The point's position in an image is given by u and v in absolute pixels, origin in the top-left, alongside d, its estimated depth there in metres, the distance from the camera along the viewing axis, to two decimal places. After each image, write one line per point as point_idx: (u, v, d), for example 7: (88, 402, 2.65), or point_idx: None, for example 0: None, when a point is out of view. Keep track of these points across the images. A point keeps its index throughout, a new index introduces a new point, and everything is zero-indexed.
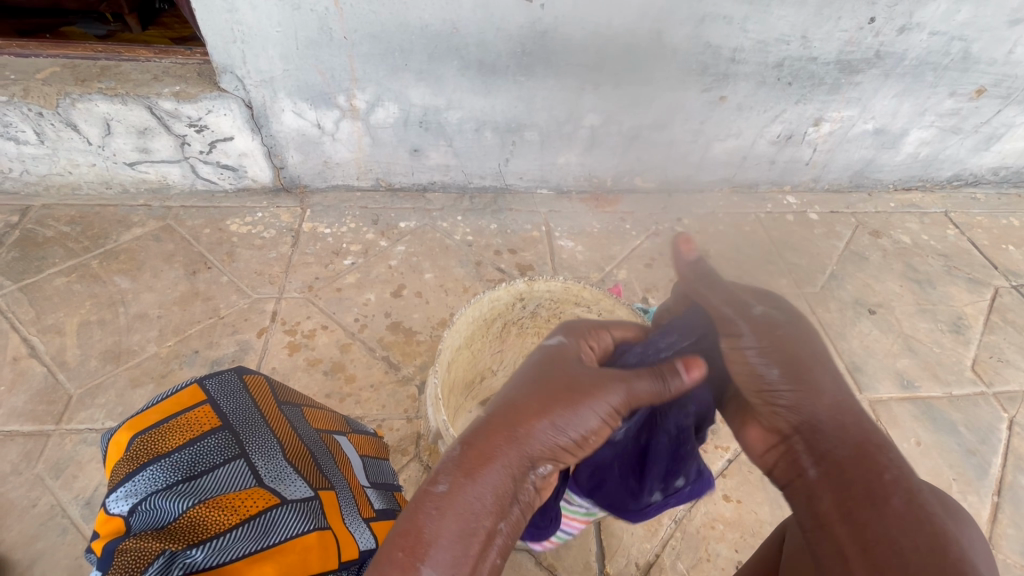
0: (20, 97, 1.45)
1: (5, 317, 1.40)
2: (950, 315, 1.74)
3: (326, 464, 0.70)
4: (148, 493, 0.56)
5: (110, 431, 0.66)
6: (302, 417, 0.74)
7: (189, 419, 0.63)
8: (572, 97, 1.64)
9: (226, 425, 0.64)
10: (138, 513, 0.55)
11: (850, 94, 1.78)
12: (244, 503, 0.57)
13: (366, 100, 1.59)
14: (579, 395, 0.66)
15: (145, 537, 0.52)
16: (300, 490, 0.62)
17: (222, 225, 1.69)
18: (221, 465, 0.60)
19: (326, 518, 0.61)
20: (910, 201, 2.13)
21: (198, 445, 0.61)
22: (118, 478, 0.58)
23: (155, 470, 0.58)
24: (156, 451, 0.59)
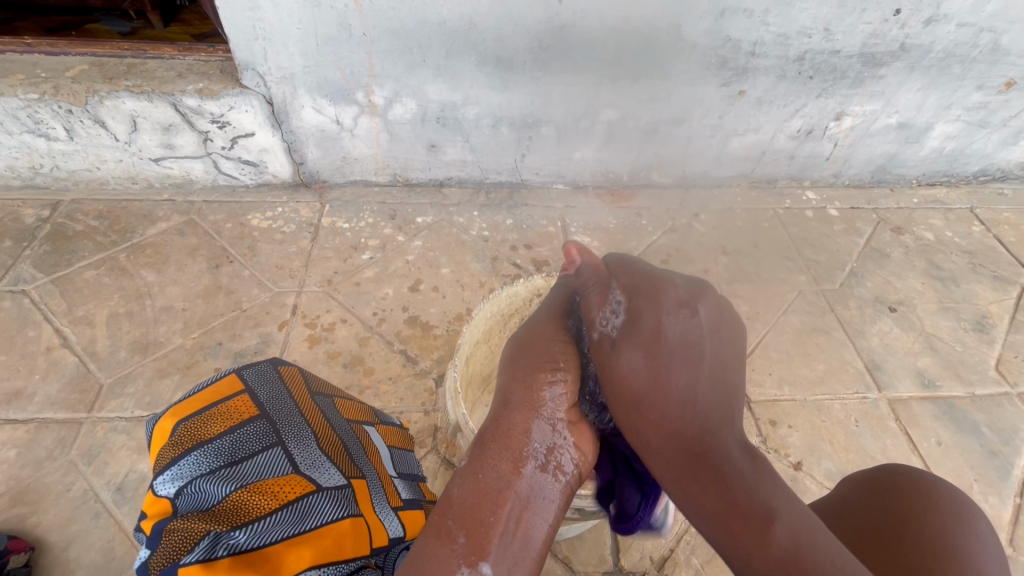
0: (51, 94, 1.50)
1: (38, 308, 1.45)
2: (973, 313, 1.71)
3: (358, 455, 0.71)
4: (193, 477, 0.58)
5: (153, 417, 0.68)
6: (333, 407, 0.75)
7: (230, 408, 0.65)
8: (589, 92, 1.63)
9: (263, 413, 0.66)
10: (183, 495, 0.57)
11: (873, 88, 1.75)
12: (282, 490, 0.59)
13: (384, 96, 1.61)
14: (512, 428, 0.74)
15: (191, 519, 0.54)
16: (333, 478, 0.64)
17: (244, 220, 1.72)
18: (260, 452, 0.62)
19: (359, 506, 0.63)
20: (934, 196, 2.09)
21: (238, 432, 0.63)
22: (163, 462, 0.61)
23: (199, 456, 0.60)
24: (200, 436, 0.62)
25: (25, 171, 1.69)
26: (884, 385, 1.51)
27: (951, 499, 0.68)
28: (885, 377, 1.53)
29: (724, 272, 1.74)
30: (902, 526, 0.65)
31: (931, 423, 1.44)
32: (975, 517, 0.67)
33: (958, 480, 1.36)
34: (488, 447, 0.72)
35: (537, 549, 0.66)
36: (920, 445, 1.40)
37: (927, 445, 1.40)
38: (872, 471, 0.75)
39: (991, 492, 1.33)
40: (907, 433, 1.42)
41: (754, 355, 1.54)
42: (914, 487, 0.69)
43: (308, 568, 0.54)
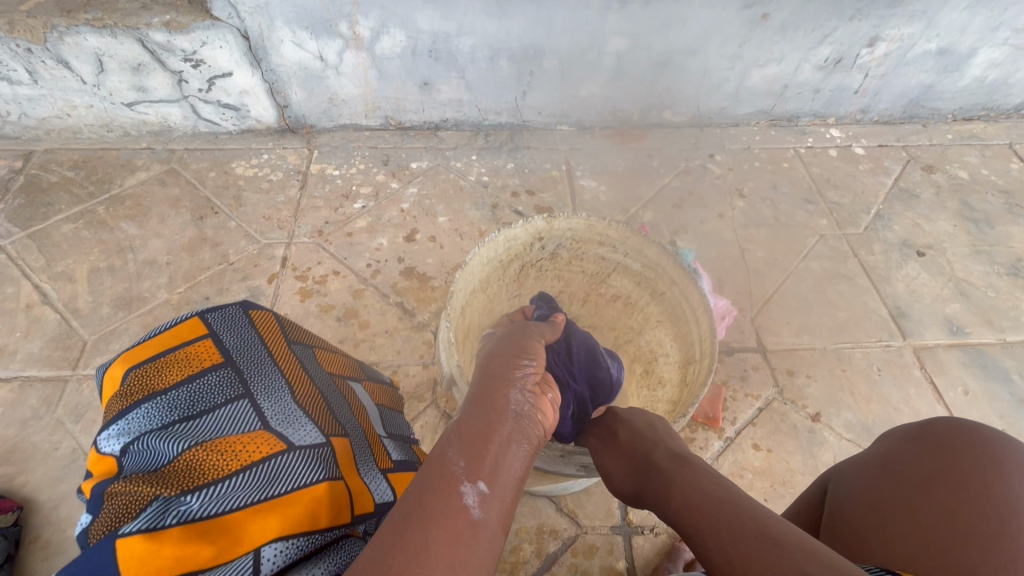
0: (5, 31, 1.37)
1: (15, 264, 1.38)
2: (1008, 257, 1.60)
3: (340, 410, 0.64)
4: (142, 433, 0.51)
5: (106, 365, 0.61)
6: (313, 359, 0.68)
7: (190, 356, 0.58)
8: (596, 18, 1.47)
9: (229, 363, 0.59)
10: (130, 454, 0.50)
11: (914, 7, 1.57)
12: (246, 447, 0.51)
13: (370, 27, 1.46)
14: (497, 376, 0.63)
15: (135, 481, 0.47)
16: (309, 436, 0.56)
17: (228, 168, 1.62)
18: (223, 406, 0.54)
19: (338, 467, 0.56)
20: (970, 132, 1.93)
21: (197, 384, 0.55)
22: (112, 415, 0.54)
23: (151, 409, 0.53)
24: (153, 387, 0.54)
25: None
26: (909, 332, 1.43)
27: (1023, 460, 0.60)
28: (911, 324, 1.44)
29: (741, 217, 1.63)
30: (967, 487, 0.57)
31: (958, 370, 1.37)
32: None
33: None
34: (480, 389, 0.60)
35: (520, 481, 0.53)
36: (946, 394, 1.33)
37: (954, 394, 1.33)
38: (931, 421, 0.67)
39: None
40: (933, 382, 1.35)
41: (771, 303, 1.45)
42: (979, 443, 0.61)
43: (273, 540, 0.47)
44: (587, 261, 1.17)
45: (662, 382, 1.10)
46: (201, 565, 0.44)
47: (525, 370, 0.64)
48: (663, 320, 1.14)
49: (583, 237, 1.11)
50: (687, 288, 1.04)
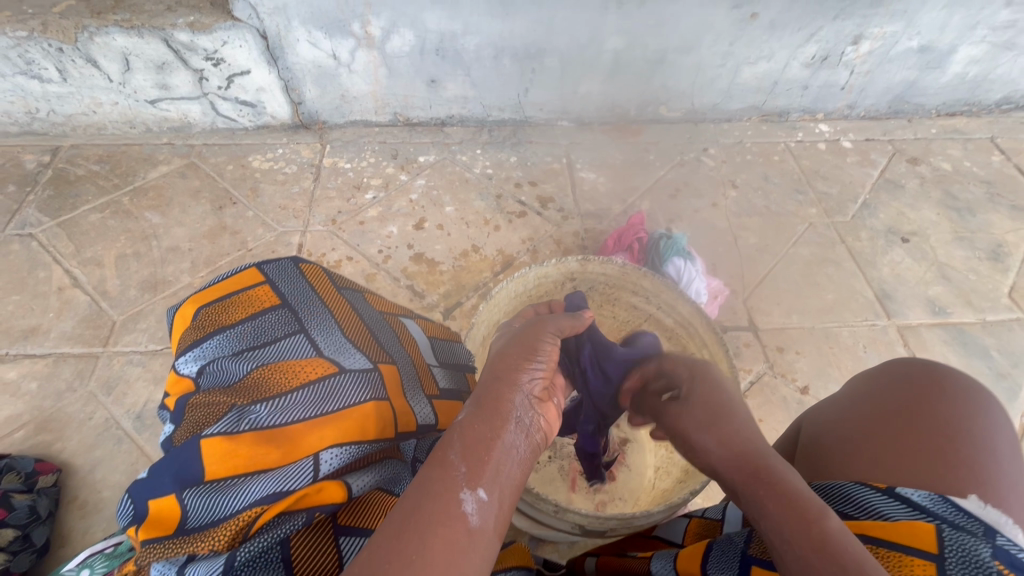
0: (39, 32, 1.46)
1: (46, 250, 1.46)
2: (988, 242, 1.68)
3: (389, 343, 0.73)
4: (215, 358, 0.63)
5: (178, 305, 0.74)
6: (361, 300, 0.77)
7: (254, 300, 0.69)
8: (594, 17, 1.56)
9: (287, 304, 0.69)
10: (206, 375, 0.62)
11: (895, 7, 1.66)
12: (304, 369, 0.61)
13: (381, 27, 1.55)
14: (506, 376, 0.60)
15: (213, 396, 0.58)
16: (358, 363, 0.65)
17: (245, 162, 1.70)
18: (281, 337, 0.65)
19: (385, 389, 0.64)
20: (953, 126, 2.01)
21: (258, 320, 0.66)
22: (187, 345, 0.66)
23: (222, 340, 0.64)
24: (221, 322, 0.66)
25: (22, 116, 1.67)
26: (894, 312, 1.50)
27: (965, 385, 0.68)
28: (895, 305, 1.52)
29: (734, 206, 1.71)
30: (920, 411, 0.65)
31: (940, 347, 1.44)
32: (993, 405, 0.67)
33: None
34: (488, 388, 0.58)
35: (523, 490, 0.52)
36: None
37: None
38: (894, 360, 0.75)
39: None
40: (916, 358, 1.42)
41: (762, 285, 1.53)
42: (934, 375, 0.69)
43: (330, 446, 0.55)
44: (618, 306, 1.13)
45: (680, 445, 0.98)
46: (269, 463, 0.52)
47: (536, 371, 0.62)
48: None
49: (614, 282, 1.08)
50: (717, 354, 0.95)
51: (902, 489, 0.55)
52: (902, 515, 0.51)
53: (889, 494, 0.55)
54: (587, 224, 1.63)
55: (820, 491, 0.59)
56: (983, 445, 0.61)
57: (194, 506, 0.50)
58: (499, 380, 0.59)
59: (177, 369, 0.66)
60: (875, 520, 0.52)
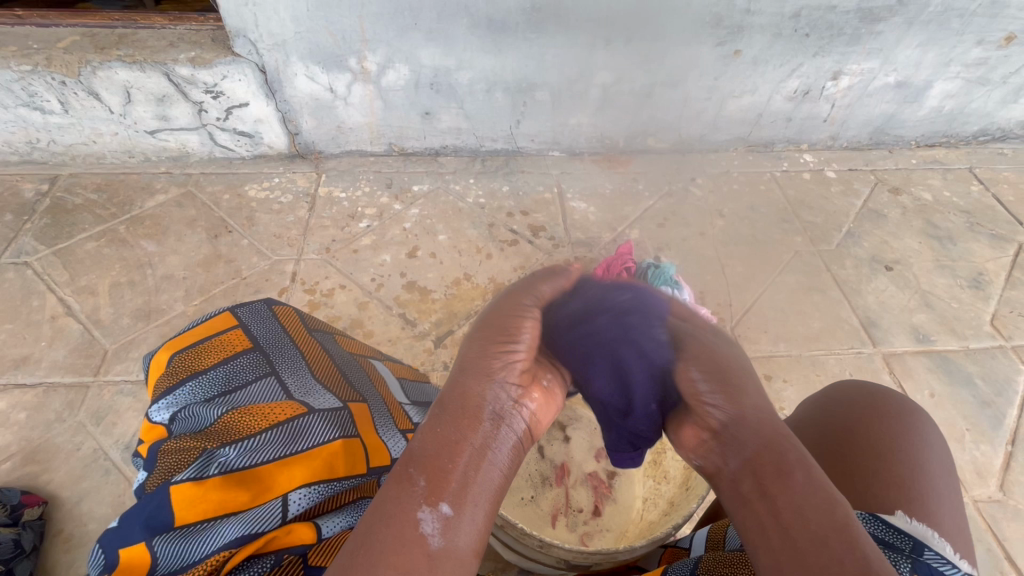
0: (43, 66, 1.50)
1: (41, 279, 1.47)
2: (970, 270, 1.72)
3: (360, 382, 0.76)
4: (187, 404, 0.66)
5: (151, 353, 0.76)
6: (333, 341, 0.81)
7: (227, 345, 0.72)
8: (583, 54, 1.62)
9: (259, 349, 0.73)
10: (178, 420, 0.64)
11: (871, 45, 1.73)
12: (275, 412, 0.65)
13: (377, 62, 1.60)
14: (478, 367, 0.58)
15: (185, 440, 0.61)
16: (328, 403, 0.69)
17: (241, 191, 1.73)
18: (253, 382, 0.69)
19: (354, 426, 0.68)
20: (933, 157, 2.08)
21: (230, 365, 0.70)
22: (159, 391, 0.68)
23: (195, 385, 0.67)
24: (194, 367, 0.69)
25: (23, 146, 1.70)
26: (879, 340, 1.53)
27: (898, 407, 0.77)
28: (880, 333, 1.54)
29: (721, 235, 1.75)
30: (856, 436, 0.74)
31: (925, 375, 1.46)
32: (922, 425, 0.76)
33: (950, 430, 1.39)
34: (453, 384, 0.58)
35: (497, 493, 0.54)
36: (914, 397, 1.42)
37: (921, 397, 1.42)
38: (836, 386, 0.84)
39: (982, 441, 1.36)
40: (902, 385, 1.44)
41: (750, 314, 1.56)
42: (871, 400, 0.78)
43: (298, 487, 0.59)
44: None
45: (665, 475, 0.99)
46: (240, 506, 0.56)
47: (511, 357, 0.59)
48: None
49: None
50: None
51: None
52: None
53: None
54: (577, 252, 1.66)
55: None
56: (912, 463, 0.70)
57: (163, 553, 0.52)
58: (467, 374, 0.57)
59: (149, 416, 0.67)
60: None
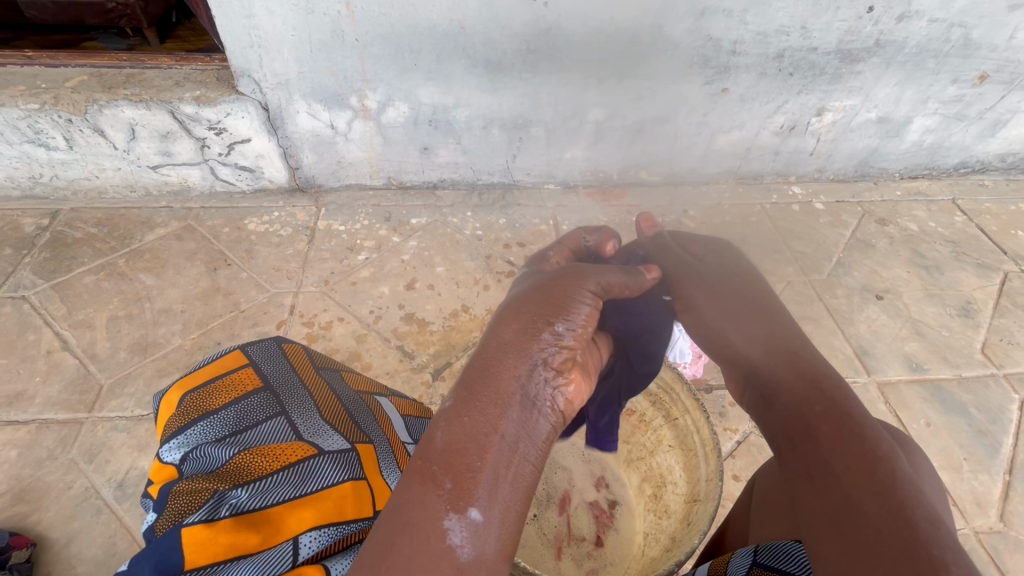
0: (51, 104, 1.54)
1: (38, 313, 1.47)
2: (958, 299, 1.75)
3: (365, 421, 0.77)
4: (198, 444, 0.66)
5: (160, 392, 0.77)
6: (340, 379, 0.83)
7: (238, 384, 0.73)
8: (576, 92, 1.67)
9: (269, 387, 0.74)
10: (188, 461, 0.64)
11: (852, 83, 1.81)
12: (285, 453, 0.65)
13: (377, 100, 1.65)
14: (507, 359, 0.58)
15: (197, 481, 0.61)
16: (337, 443, 0.69)
17: (241, 225, 1.75)
18: (264, 421, 0.69)
19: (361, 468, 0.69)
20: (916, 189, 2.14)
21: (242, 404, 0.70)
22: (169, 431, 0.68)
23: (205, 425, 0.67)
24: (205, 407, 0.69)
25: (25, 181, 1.72)
26: (873, 369, 1.54)
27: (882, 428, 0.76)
28: (874, 362, 1.56)
29: None
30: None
31: (920, 404, 1.47)
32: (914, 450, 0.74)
33: (948, 460, 1.39)
34: (473, 387, 0.55)
35: (529, 491, 0.53)
36: (910, 426, 1.43)
37: (917, 426, 1.43)
38: None
39: (980, 470, 1.36)
40: (898, 415, 1.45)
41: None
42: None
43: (308, 529, 0.60)
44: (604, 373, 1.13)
45: (666, 509, 0.96)
46: (250, 549, 0.56)
47: (556, 344, 0.60)
48: (675, 446, 0.99)
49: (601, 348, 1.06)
50: (698, 420, 0.94)
51: None
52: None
53: None
54: None
55: (770, 551, 0.67)
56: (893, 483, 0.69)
57: None
58: (490, 357, 0.58)
59: (159, 455, 0.67)
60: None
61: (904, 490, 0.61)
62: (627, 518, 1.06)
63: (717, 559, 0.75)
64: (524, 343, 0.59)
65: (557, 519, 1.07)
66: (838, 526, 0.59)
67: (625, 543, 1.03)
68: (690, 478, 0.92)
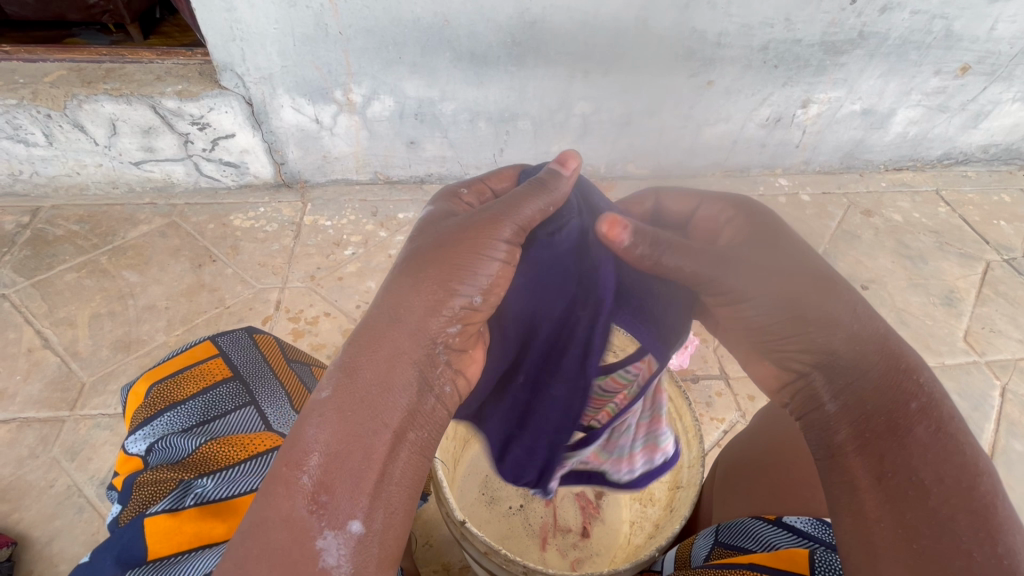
0: (29, 99, 1.51)
1: (19, 312, 1.45)
2: (942, 288, 1.77)
3: None
4: (165, 434, 0.66)
5: (128, 382, 0.77)
6: (311, 373, 0.84)
7: (207, 374, 0.73)
8: (562, 85, 1.67)
9: (239, 377, 0.73)
10: (154, 452, 0.65)
11: (836, 75, 1.82)
12: (254, 443, 0.66)
13: (362, 94, 1.64)
14: (389, 341, 0.53)
15: (162, 471, 0.62)
16: None
17: (226, 221, 1.73)
18: (233, 412, 0.69)
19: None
20: (901, 180, 2.16)
21: (212, 395, 0.71)
22: (137, 421, 0.69)
23: (173, 415, 0.68)
24: (172, 398, 0.70)
25: (5, 178, 1.70)
26: None
27: None
28: None
29: None
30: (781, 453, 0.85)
31: None
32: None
33: None
34: (350, 383, 0.51)
35: (418, 484, 0.53)
36: None
37: None
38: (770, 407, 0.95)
39: None
40: None
41: None
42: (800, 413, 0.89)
43: None
44: None
45: (651, 497, 0.99)
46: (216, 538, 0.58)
47: (450, 319, 0.56)
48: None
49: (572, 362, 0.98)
50: (680, 407, 0.94)
51: (788, 519, 0.71)
52: (786, 543, 0.66)
53: (777, 525, 0.70)
54: None
55: (730, 529, 0.74)
56: None
57: None
58: (370, 336, 0.53)
59: (126, 446, 0.68)
60: (768, 551, 0.66)
61: (1004, 508, 0.53)
62: (614, 507, 1.07)
63: (685, 543, 0.80)
64: (408, 319, 0.54)
65: (543, 509, 1.06)
66: (907, 534, 0.52)
67: (611, 533, 1.04)
68: (673, 465, 0.93)
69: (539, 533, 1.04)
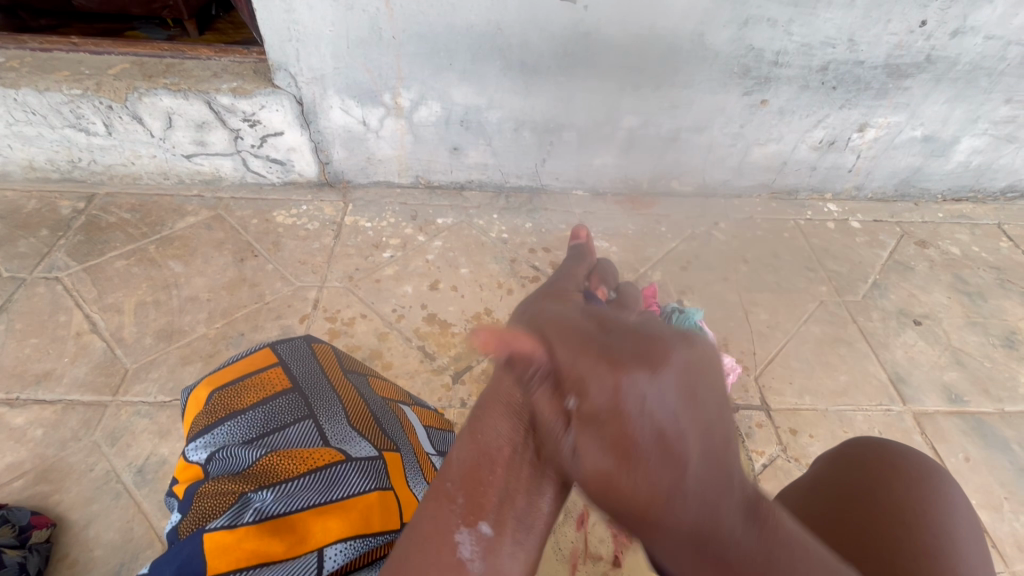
0: (93, 90, 1.57)
1: (70, 295, 1.50)
2: (1002, 329, 1.67)
3: (390, 427, 0.81)
4: (225, 444, 0.69)
5: (189, 386, 0.82)
6: (367, 384, 0.87)
7: (269, 384, 0.77)
8: (611, 98, 1.63)
9: (298, 389, 0.77)
10: (215, 461, 0.68)
11: (898, 99, 1.74)
12: (313, 458, 0.68)
13: (410, 99, 1.64)
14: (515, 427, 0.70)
15: (224, 480, 0.64)
16: (364, 451, 0.72)
17: (269, 217, 1.76)
18: (292, 425, 0.72)
19: (388, 478, 0.71)
20: (960, 212, 2.05)
21: (272, 407, 0.74)
22: (197, 429, 0.72)
23: (234, 425, 0.71)
24: (232, 407, 0.73)
25: (64, 165, 1.76)
26: (909, 398, 1.48)
27: (918, 470, 0.73)
28: (910, 390, 1.50)
29: (744, 280, 1.71)
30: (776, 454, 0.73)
31: (958, 438, 1.41)
32: (948, 488, 0.71)
33: (988, 498, 1.32)
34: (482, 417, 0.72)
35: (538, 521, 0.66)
36: (948, 460, 1.37)
37: (955, 460, 1.37)
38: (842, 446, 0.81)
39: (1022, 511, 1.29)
40: (934, 447, 1.39)
41: (774, 364, 1.52)
42: (877, 459, 0.74)
43: (335, 541, 0.61)
44: None
45: None
46: (274, 556, 0.58)
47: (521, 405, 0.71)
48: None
49: None
50: None
51: None
52: None
53: None
54: None
55: None
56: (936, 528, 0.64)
57: None
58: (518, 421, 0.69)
59: (185, 454, 0.71)
60: None
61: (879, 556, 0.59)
62: None
63: None
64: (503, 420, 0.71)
65: (574, 533, 1.03)
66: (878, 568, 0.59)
67: (643, 563, 1.00)
68: None
69: (569, 557, 1.01)
